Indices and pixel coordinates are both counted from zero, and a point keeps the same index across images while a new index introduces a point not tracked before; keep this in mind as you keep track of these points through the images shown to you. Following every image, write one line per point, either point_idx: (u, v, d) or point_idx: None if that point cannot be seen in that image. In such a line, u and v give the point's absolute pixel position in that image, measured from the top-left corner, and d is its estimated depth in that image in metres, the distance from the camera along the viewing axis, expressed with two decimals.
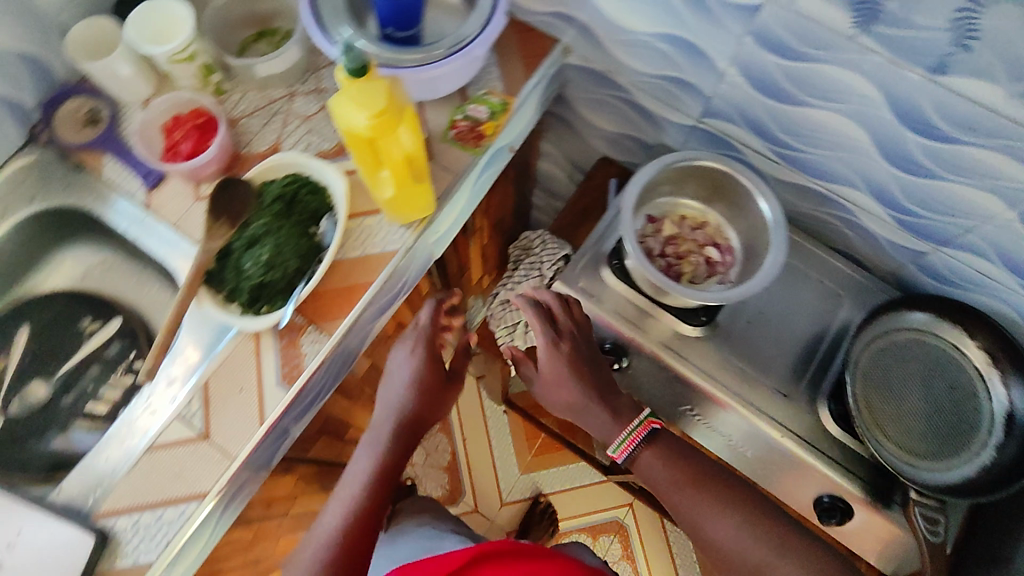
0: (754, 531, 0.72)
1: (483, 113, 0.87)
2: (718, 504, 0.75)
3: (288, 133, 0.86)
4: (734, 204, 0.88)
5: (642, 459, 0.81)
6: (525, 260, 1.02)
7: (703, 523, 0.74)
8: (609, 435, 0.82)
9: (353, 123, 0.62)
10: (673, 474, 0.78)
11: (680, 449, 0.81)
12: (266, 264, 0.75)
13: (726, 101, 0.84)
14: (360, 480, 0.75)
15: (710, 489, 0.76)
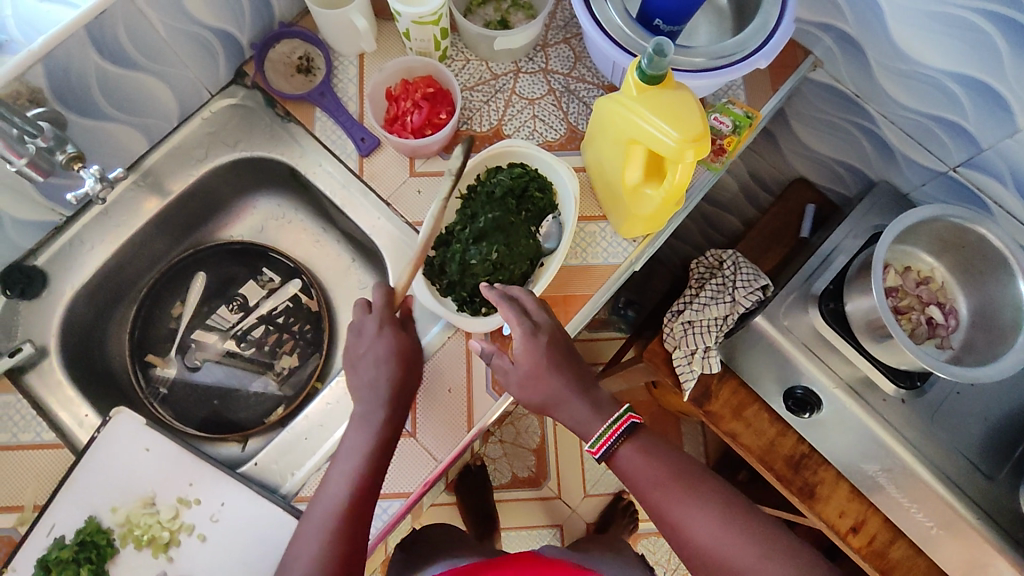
0: (749, 539, 0.57)
1: (726, 125, 0.78)
2: (722, 517, 0.58)
3: (512, 115, 0.79)
4: (974, 267, 0.81)
5: (621, 454, 0.63)
6: (712, 280, 0.96)
7: (700, 527, 0.58)
8: (585, 430, 0.64)
9: (665, 142, 0.57)
10: (658, 471, 0.61)
11: (661, 441, 0.64)
12: (495, 263, 0.69)
13: (1002, 157, 0.75)
14: (342, 488, 0.59)
15: (707, 487, 0.60)
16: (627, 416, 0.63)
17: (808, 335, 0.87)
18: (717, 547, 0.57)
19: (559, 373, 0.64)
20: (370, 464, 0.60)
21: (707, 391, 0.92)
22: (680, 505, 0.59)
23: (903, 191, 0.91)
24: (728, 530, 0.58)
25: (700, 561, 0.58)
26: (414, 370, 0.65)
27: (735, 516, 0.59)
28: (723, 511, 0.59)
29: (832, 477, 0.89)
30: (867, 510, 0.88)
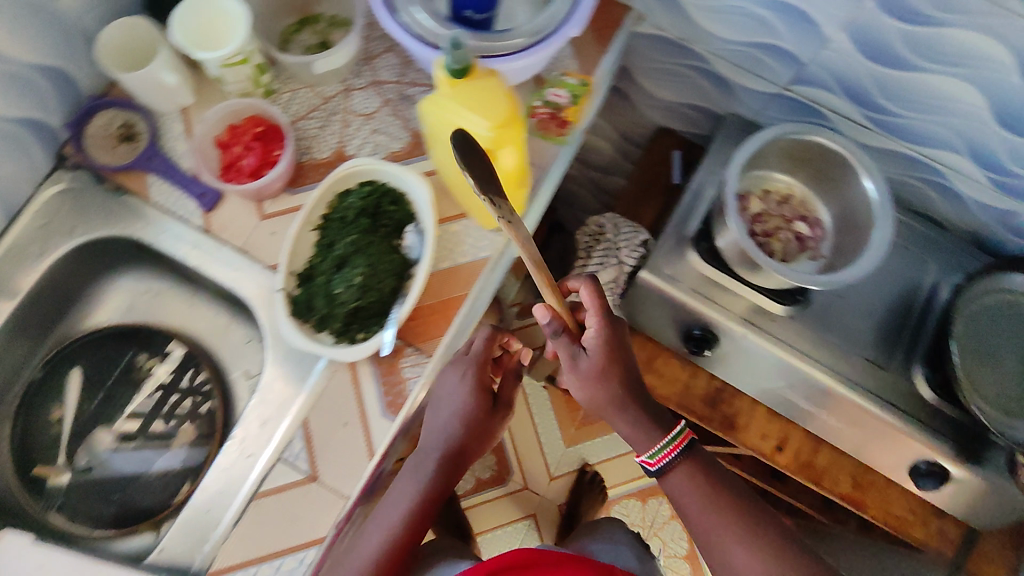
0: (770, 559, 0.62)
1: (564, 97, 0.79)
2: (756, 554, 0.62)
3: (352, 134, 0.78)
4: (826, 175, 0.85)
5: (669, 481, 0.69)
6: (598, 246, 0.98)
7: (732, 556, 0.64)
8: (637, 443, 0.70)
9: (478, 136, 0.58)
10: (719, 500, 0.66)
11: (710, 464, 0.70)
12: (361, 287, 0.68)
13: (823, 68, 0.79)
14: (400, 509, 0.68)
15: (759, 517, 0.65)
16: (686, 435, 0.70)
17: (697, 279, 0.88)
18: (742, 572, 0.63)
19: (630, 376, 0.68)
20: (416, 515, 0.68)
21: None
22: (709, 526, 0.66)
23: (752, 119, 0.94)
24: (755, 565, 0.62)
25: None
26: (476, 436, 0.72)
27: (769, 551, 0.63)
28: (755, 545, 0.63)
29: (747, 404, 0.95)
30: (786, 426, 0.94)
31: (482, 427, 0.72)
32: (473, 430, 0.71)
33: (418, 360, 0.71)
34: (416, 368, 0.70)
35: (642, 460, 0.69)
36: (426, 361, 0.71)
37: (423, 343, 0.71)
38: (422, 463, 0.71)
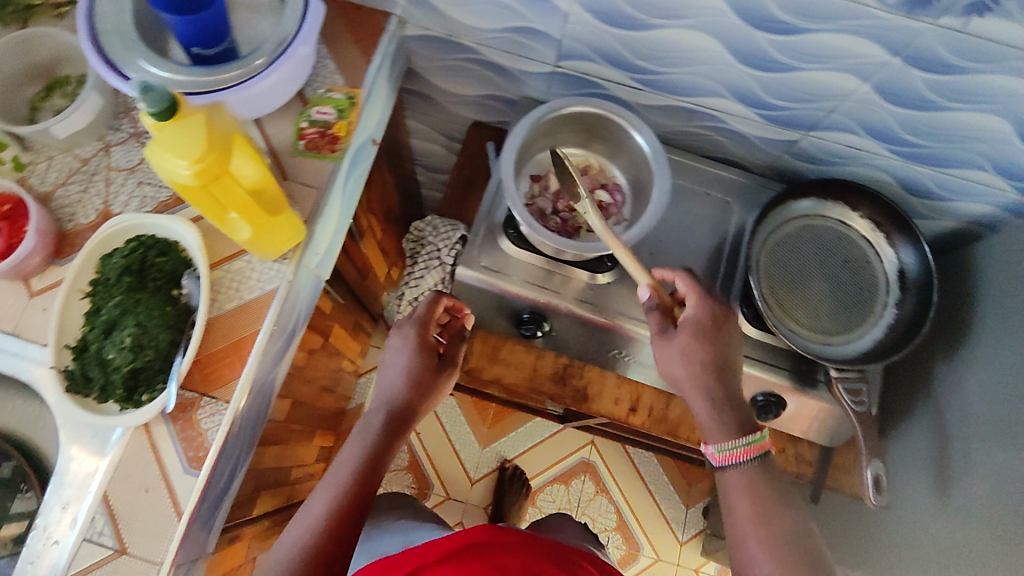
0: None
1: (330, 113, 0.79)
2: (773, 540, 0.62)
3: (116, 192, 0.75)
4: (610, 141, 0.87)
5: (731, 474, 0.67)
6: (423, 253, 0.98)
7: (749, 547, 0.62)
8: (712, 435, 0.69)
9: (174, 180, 0.56)
10: (778, 527, 0.62)
11: (778, 485, 0.66)
12: (133, 347, 0.67)
13: (577, 40, 0.79)
14: (348, 466, 0.70)
15: (800, 542, 0.62)
16: (762, 444, 0.67)
17: (523, 271, 0.88)
18: (749, 558, 0.62)
19: (717, 373, 0.70)
20: (360, 475, 0.70)
21: (462, 351, 0.96)
22: (742, 522, 0.64)
23: (544, 99, 0.95)
24: (765, 560, 0.61)
25: (738, 559, 0.64)
26: (422, 394, 0.78)
27: (782, 540, 0.62)
28: (768, 533, 0.62)
29: (596, 373, 0.97)
30: (636, 387, 0.96)
31: (427, 385, 0.79)
32: (419, 388, 0.78)
33: (215, 408, 0.70)
34: (213, 418, 0.70)
35: (709, 451, 0.68)
36: (224, 407, 0.70)
37: (216, 391, 0.71)
38: (366, 426, 0.75)
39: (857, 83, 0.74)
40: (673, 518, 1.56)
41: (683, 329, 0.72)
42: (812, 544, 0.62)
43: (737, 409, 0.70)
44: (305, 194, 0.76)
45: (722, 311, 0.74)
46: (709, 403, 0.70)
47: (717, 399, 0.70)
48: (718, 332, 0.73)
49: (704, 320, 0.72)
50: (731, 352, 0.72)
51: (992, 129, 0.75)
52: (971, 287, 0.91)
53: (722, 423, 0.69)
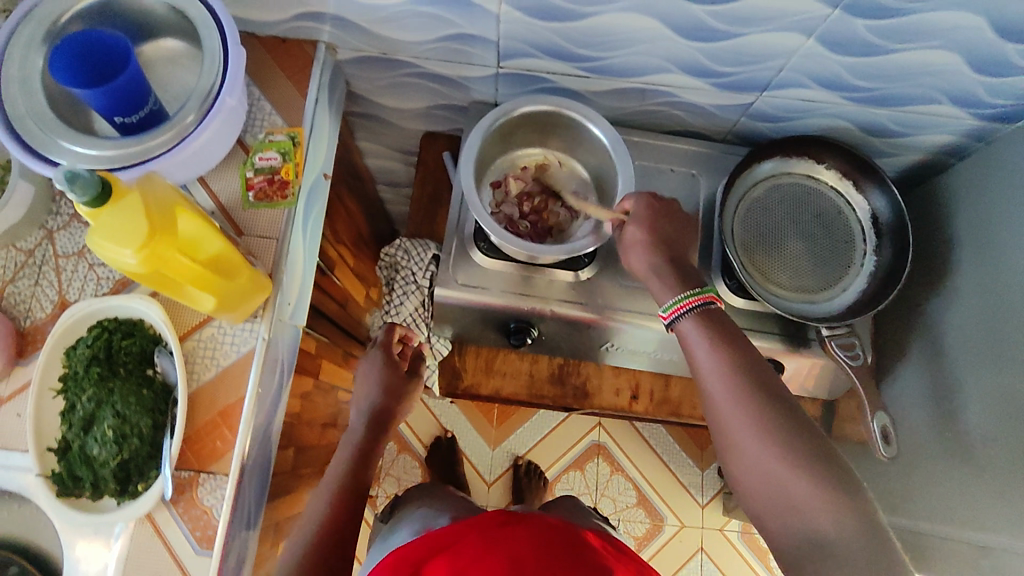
0: (782, 451, 0.57)
1: (275, 159, 0.76)
2: (732, 379, 0.62)
3: (69, 279, 0.72)
4: (567, 136, 0.85)
5: (682, 325, 0.67)
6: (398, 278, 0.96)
7: (715, 391, 0.62)
8: (660, 297, 0.70)
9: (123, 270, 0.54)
10: (741, 388, 0.61)
11: (744, 349, 0.64)
12: (116, 439, 0.64)
13: (515, 40, 0.76)
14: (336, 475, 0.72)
15: (772, 408, 0.60)
16: (704, 295, 0.67)
17: (502, 281, 0.86)
18: (720, 411, 0.62)
19: (665, 246, 0.72)
20: (349, 476, 0.72)
21: (457, 369, 0.96)
22: (702, 365, 0.64)
23: (493, 101, 0.92)
24: (731, 402, 0.61)
25: (713, 421, 0.63)
26: (398, 400, 0.82)
27: (740, 378, 0.62)
28: (725, 371, 0.62)
29: (593, 367, 0.96)
30: (634, 373, 0.96)
31: (401, 392, 0.83)
32: (392, 397, 0.82)
33: (215, 483, 0.68)
34: (215, 493, 0.68)
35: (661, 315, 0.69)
36: (224, 480, 0.68)
37: (213, 465, 0.68)
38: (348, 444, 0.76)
39: (803, 39, 0.72)
40: (690, 482, 1.57)
41: (628, 215, 0.74)
42: (776, 384, 0.62)
43: (684, 270, 0.71)
44: (265, 246, 0.74)
45: (665, 201, 0.75)
46: (652, 265, 0.71)
47: (661, 267, 0.71)
48: (662, 210, 0.74)
49: (645, 204, 0.74)
50: (670, 232, 0.73)
51: (942, 63, 0.74)
52: (946, 219, 0.91)
53: (666, 281, 0.70)
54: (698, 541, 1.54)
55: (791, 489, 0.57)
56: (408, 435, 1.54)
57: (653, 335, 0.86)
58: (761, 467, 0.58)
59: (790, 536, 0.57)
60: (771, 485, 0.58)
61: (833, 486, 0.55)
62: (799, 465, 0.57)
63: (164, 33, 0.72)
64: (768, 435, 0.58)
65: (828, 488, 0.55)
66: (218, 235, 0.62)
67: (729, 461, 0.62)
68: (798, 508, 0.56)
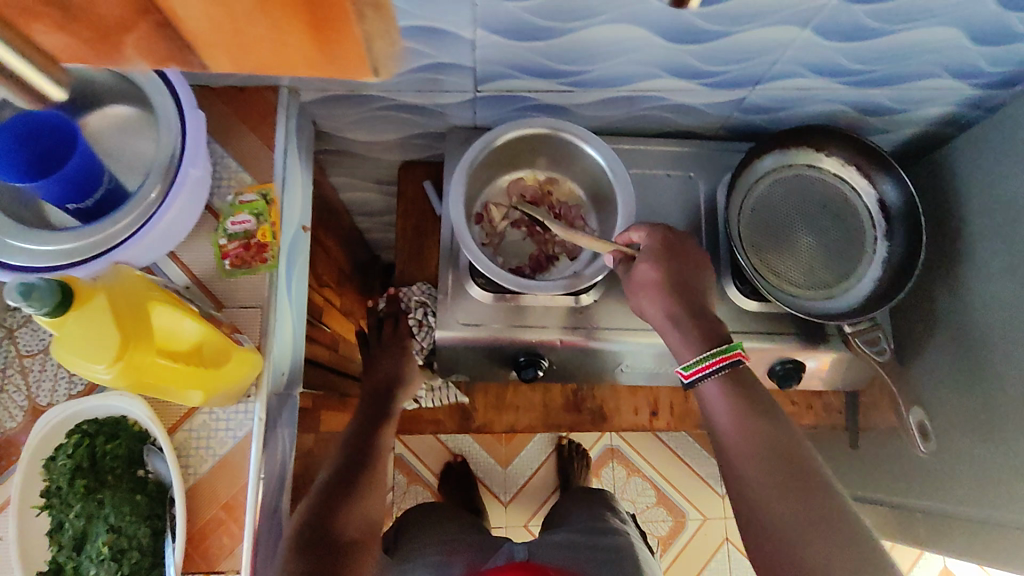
0: (802, 524, 0.53)
1: (248, 220, 0.68)
2: (760, 448, 0.58)
3: (36, 381, 0.65)
4: (558, 155, 0.81)
5: (704, 387, 0.63)
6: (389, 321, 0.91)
7: (739, 459, 0.58)
8: (678, 351, 0.65)
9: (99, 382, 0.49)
10: (763, 457, 0.57)
11: (768, 414, 0.60)
12: (114, 555, 0.59)
13: (492, 63, 0.71)
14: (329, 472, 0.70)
15: (796, 482, 0.56)
16: (733, 355, 0.63)
17: (503, 313, 0.81)
18: (743, 481, 0.58)
19: (681, 288, 0.67)
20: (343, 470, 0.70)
21: (467, 409, 0.92)
22: (725, 431, 0.60)
23: (471, 124, 0.87)
24: (748, 464, 0.58)
25: (728, 479, 0.60)
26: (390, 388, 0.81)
27: (767, 446, 0.58)
28: (751, 442, 0.58)
29: (608, 390, 0.92)
30: (650, 390, 0.93)
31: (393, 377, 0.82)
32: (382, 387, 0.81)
33: None
34: None
35: (677, 368, 0.64)
36: None
37: (223, 564, 0.63)
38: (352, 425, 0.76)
39: (798, 30, 0.67)
40: (708, 474, 1.55)
41: (640, 253, 0.69)
42: (804, 455, 0.58)
43: (705, 321, 0.66)
44: (250, 317, 0.68)
45: (680, 236, 0.70)
46: (669, 314, 0.66)
47: (681, 316, 0.66)
48: (677, 249, 0.69)
49: (659, 239, 0.69)
50: (684, 272, 0.68)
51: (942, 39, 0.71)
52: (950, 193, 0.88)
53: (686, 333, 0.65)
54: (723, 533, 1.52)
55: (811, 571, 0.52)
56: (417, 465, 1.48)
57: (668, 352, 0.82)
58: (779, 544, 0.54)
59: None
60: (788, 564, 0.53)
61: (864, 568, 0.51)
62: (825, 543, 0.52)
63: (110, 99, 0.65)
64: (793, 507, 0.54)
65: (854, 571, 0.51)
66: (204, 325, 0.56)
67: (746, 535, 0.57)
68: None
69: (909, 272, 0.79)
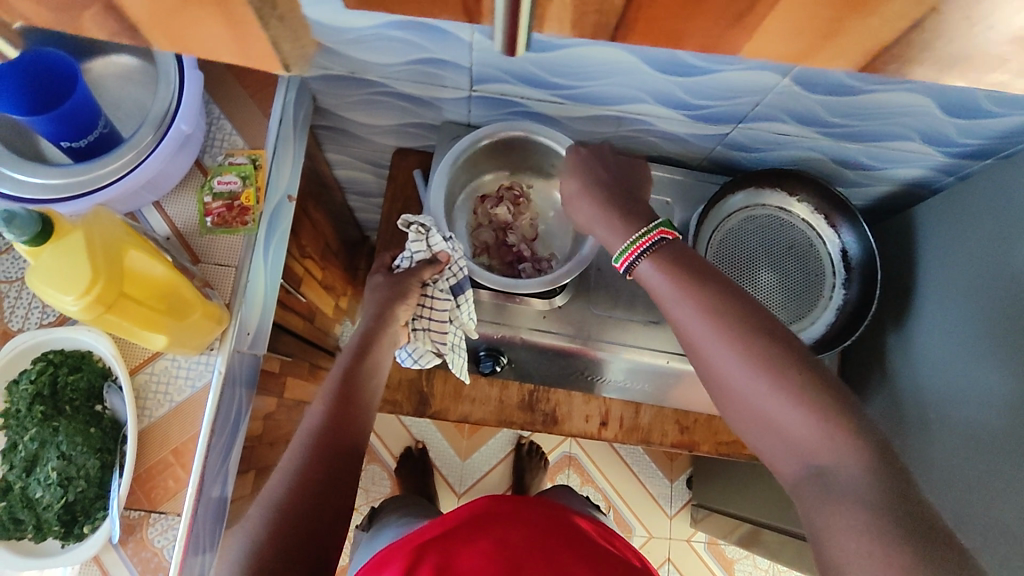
0: (786, 386, 0.49)
1: (234, 183, 0.73)
2: (704, 308, 0.54)
3: (11, 307, 0.68)
4: (545, 162, 0.85)
5: (642, 270, 0.60)
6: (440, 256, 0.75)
7: (693, 328, 0.55)
8: (610, 245, 0.64)
9: (65, 311, 0.51)
10: (724, 323, 0.53)
11: (704, 275, 0.56)
12: (61, 481, 0.61)
13: (488, 66, 0.75)
14: (304, 440, 0.56)
15: (763, 342, 0.51)
16: (658, 232, 0.61)
17: (492, 309, 0.84)
18: (700, 347, 0.54)
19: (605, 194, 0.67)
20: (325, 439, 0.56)
21: (425, 394, 0.93)
22: (671, 306, 0.57)
23: (466, 121, 0.91)
24: (705, 330, 0.54)
25: (693, 358, 0.56)
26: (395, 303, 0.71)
27: (714, 305, 0.54)
28: (702, 309, 0.54)
29: (563, 394, 0.95)
30: (604, 401, 0.96)
31: (400, 293, 0.72)
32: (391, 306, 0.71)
33: (167, 524, 0.66)
34: (167, 533, 0.66)
35: (615, 265, 0.63)
36: (177, 521, 0.66)
37: (166, 505, 0.66)
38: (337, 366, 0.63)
39: (778, 77, 0.72)
40: (660, 493, 1.58)
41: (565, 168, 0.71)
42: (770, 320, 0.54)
43: (630, 210, 0.65)
44: (223, 275, 0.71)
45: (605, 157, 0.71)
46: (595, 213, 0.66)
47: (603, 215, 0.65)
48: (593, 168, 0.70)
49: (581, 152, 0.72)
50: (612, 177, 0.69)
51: (914, 105, 0.74)
52: (913, 253, 0.92)
53: (613, 227, 0.64)
54: (666, 552, 1.55)
55: (784, 420, 0.49)
56: (379, 446, 1.50)
57: (621, 363, 0.86)
58: (753, 396, 0.51)
59: (794, 462, 0.49)
60: (769, 418, 0.50)
61: (838, 415, 0.48)
62: (790, 392, 0.49)
63: (117, 48, 0.69)
64: (749, 366, 0.51)
65: (822, 416, 0.48)
66: (170, 265, 0.60)
67: (719, 400, 0.54)
68: (794, 441, 0.49)
69: (858, 319, 0.83)
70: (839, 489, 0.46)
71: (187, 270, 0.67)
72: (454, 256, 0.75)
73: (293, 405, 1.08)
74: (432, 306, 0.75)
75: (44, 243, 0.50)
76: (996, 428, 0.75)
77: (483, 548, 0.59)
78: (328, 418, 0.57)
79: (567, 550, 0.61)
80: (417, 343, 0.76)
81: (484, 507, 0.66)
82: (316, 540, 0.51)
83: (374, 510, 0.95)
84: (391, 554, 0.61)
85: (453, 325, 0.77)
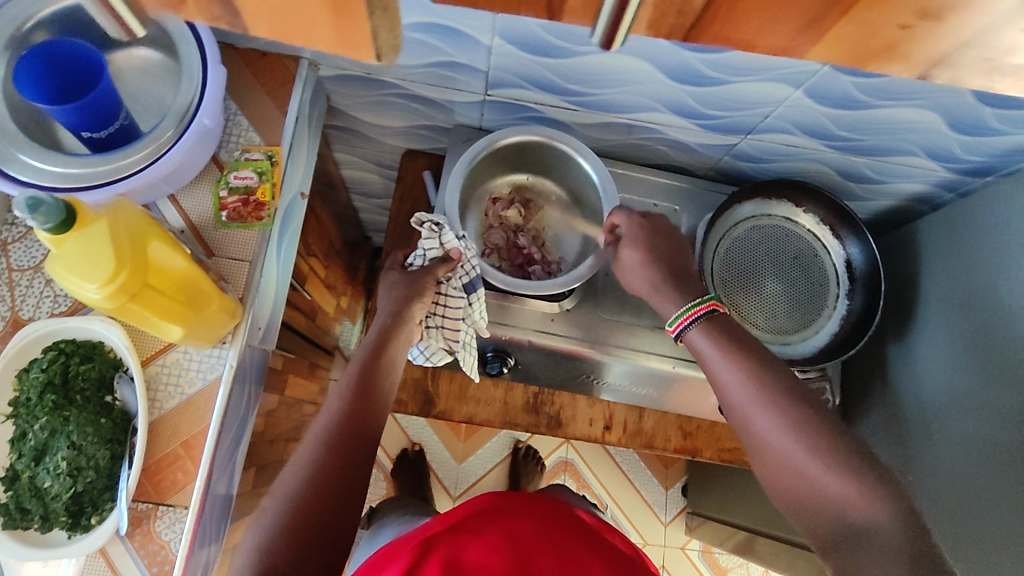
0: (831, 466, 0.52)
1: (250, 178, 0.73)
2: (753, 381, 0.57)
3: (22, 296, 0.67)
4: (558, 166, 0.86)
5: (691, 337, 0.62)
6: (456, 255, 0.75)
7: (739, 398, 0.57)
8: (665, 309, 0.66)
9: (88, 300, 0.52)
10: (775, 402, 0.55)
11: (756, 354, 0.59)
12: (71, 472, 0.60)
13: (504, 70, 0.76)
14: (318, 438, 0.56)
15: (812, 424, 0.54)
16: (709, 305, 0.63)
17: (498, 310, 0.84)
18: (746, 416, 0.57)
19: (659, 260, 0.68)
20: (340, 438, 0.56)
21: (430, 394, 0.93)
22: (720, 373, 0.59)
23: (477, 125, 0.92)
24: (753, 403, 0.56)
25: (735, 425, 0.58)
26: (408, 301, 0.71)
27: (764, 383, 0.57)
28: (752, 383, 0.57)
29: (567, 398, 0.96)
30: (608, 405, 0.96)
31: (413, 292, 0.72)
32: (405, 304, 0.71)
33: (175, 517, 0.66)
34: (174, 526, 0.65)
35: (668, 329, 0.64)
36: (184, 515, 0.66)
37: (174, 497, 0.66)
38: (351, 365, 0.63)
39: (790, 89, 0.73)
40: (655, 500, 1.59)
41: (624, 238, 0.71)
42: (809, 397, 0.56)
43: (681, 280, 0.67)
44: (237, 269, 0.71)
45: (661, 220, 0.72)
46: (648, 282, 0.68)
47: (657, 282, 0.67)
48: (651, 231, 0.70)
49: (637, 223, 0.71)
50: (666, 244, 0.70)
51: (921, 121, 0.76)
52: (914, 266, 0.94)
53: (668, 298, 0.66)
54: (660, 559, 1.56)
55: (829, 487, 0.51)
56: None
57: (627, 368, 0.87)
58: (795, 468, 0.53)
59: (826, 528, 0.51)
60: (808, 488, 0.52)
61: (875, 481, 0.50)
62: (835, 464, 0.52)
63: (137, 41, 0.69)
64: (798, 435, 0.53)
65: (868, 484, 0.50)
66: (190, 257, 0.60)
67: (758, 469, 0.56)
68: (836, 508, 0.51)
69: (862, 330, 0.85)
70: (880, 531, 0.48)
71: (203, 263, 0.67)
72: (465, 254, 0.76)
73: (293, 403, 1.08)
74: (445, 305, 0.76)
75: (70, 233, 0.50)
76: (995, 438, 0.77)
77: (491, 540, 0.59)
78: (344, 413, 0.58)
79: (576, 545, 0.61)
80: (431, 340, 0.77)
81: (488, 502, 0.66)
82: (330, 539, 0.52)
83: (376, 508, 0.95)
84: (395, 551, 0.61)
85: (465, 324, 0.78)
